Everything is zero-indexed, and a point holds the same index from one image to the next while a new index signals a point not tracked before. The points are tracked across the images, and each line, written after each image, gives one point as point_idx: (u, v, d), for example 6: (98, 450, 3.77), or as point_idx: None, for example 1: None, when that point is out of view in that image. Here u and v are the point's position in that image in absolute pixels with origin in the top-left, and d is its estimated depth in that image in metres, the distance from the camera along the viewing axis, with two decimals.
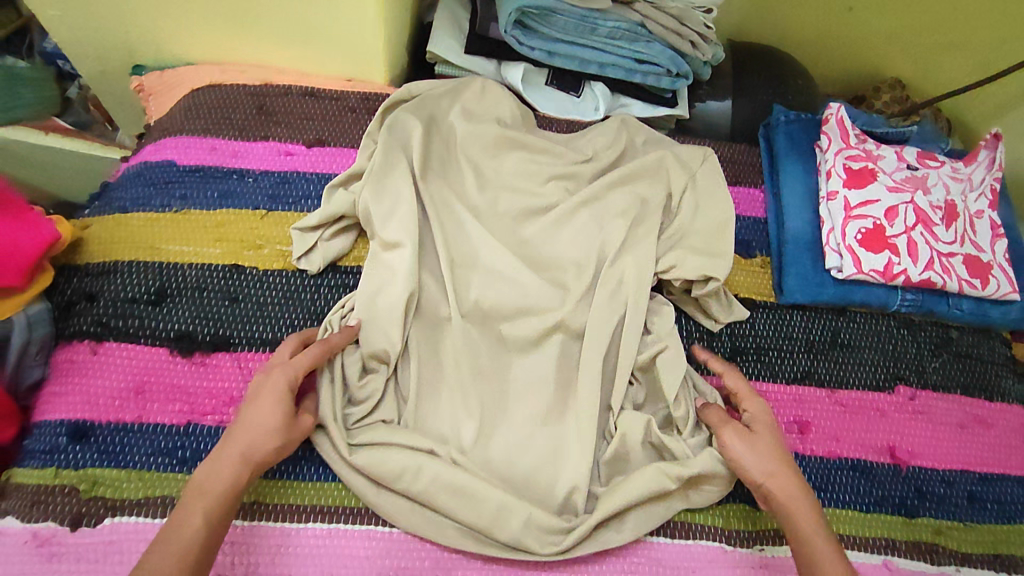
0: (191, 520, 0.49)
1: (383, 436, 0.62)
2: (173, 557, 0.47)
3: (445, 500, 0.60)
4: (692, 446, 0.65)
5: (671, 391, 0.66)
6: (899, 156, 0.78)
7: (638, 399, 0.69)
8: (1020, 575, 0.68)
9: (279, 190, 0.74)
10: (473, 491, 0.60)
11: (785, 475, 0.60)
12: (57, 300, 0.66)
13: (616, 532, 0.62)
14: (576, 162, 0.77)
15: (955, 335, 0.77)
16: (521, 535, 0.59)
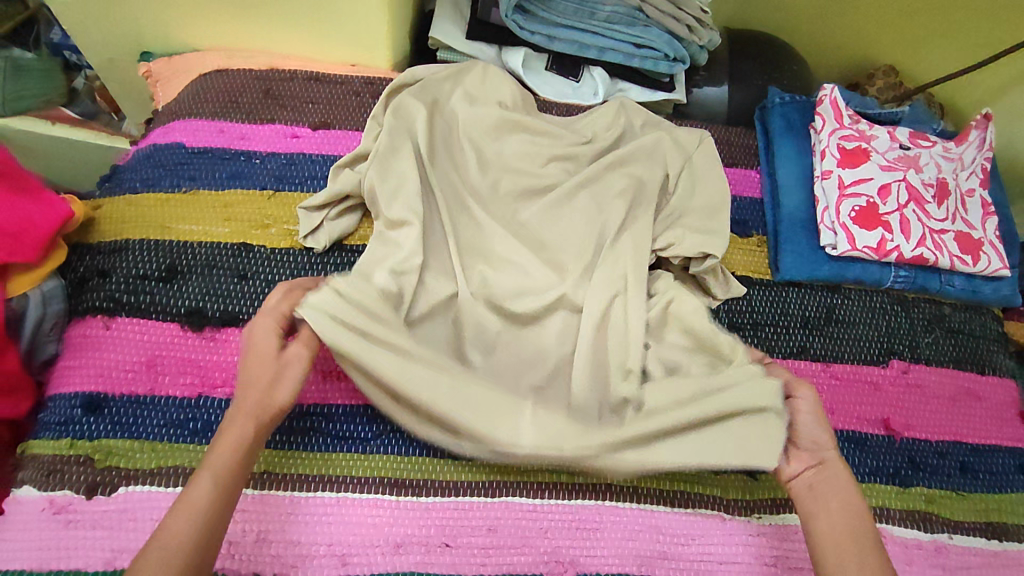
0: (205, 478, 0.49)
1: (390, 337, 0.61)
2: (189, 514, 0.47)
3: (457, 399, 0.59)
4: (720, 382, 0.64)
5: (704, 326, 0.68)
6: (891, 136, 0.80)
7: (670, 357, 0.68)
8: (1011, 542, 0.69)
9: (286, 171, 0.76)
10: (485, 395, 0.60)
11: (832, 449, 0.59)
12: (70, 276, 0.68)
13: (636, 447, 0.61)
14: (575, 144, 0.79)
15: (947, 311, 0.79)
16: (536, 436, 0.59)
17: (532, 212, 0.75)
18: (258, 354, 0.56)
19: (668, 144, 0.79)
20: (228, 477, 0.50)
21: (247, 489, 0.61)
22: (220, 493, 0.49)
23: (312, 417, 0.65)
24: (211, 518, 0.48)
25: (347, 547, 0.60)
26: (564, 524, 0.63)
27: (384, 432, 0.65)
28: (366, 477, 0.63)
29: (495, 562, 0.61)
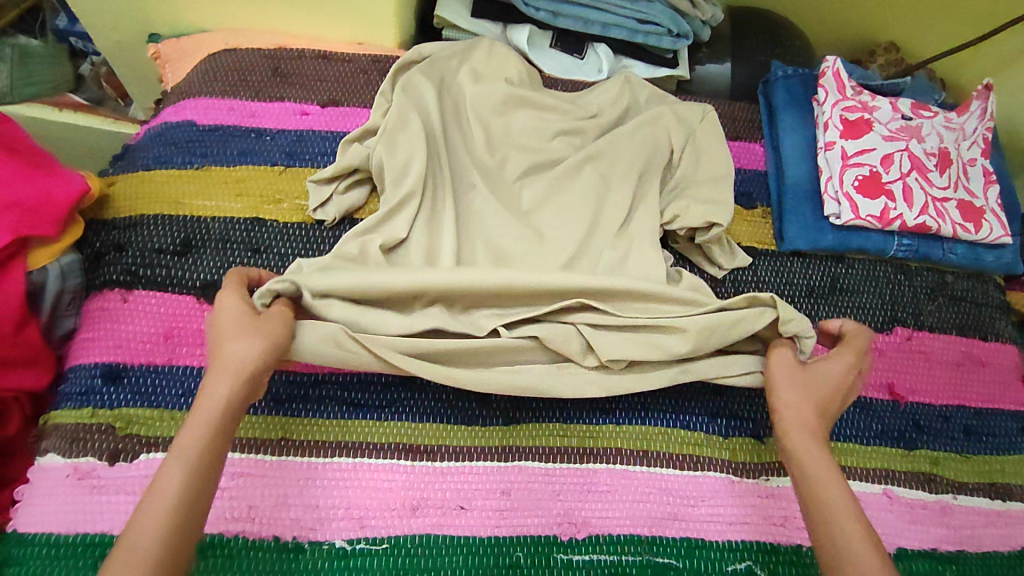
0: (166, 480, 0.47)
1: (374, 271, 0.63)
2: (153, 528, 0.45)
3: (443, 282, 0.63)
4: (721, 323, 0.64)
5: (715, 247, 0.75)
6: (893, 106, 0.81)
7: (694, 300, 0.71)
8: (1015, 502, 0.70)
9: (297, 147, 0.77)
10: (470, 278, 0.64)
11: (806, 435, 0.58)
12: (88, 251, 0.69)
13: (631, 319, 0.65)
14: (581, 118, 0.80)
15: (950, 279, 0.80)
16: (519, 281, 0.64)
17: (539, 184, 0.76)
18: (238, 331, 0.55)
19: (670, 119, 0.80)
20: (200, 468, 0.49)
21: (265, 455, 0.62)
22: (182, 502, 0.47)
23: (327, 385, 0.66)
24: (182, 511, 0.47)
25: (363, 511, 0.61)
26: (577, 486, 0.64)
27: (397, 400, 0.66)
28: (382, 444, 0.64)
29: (509, 523, 0.62)
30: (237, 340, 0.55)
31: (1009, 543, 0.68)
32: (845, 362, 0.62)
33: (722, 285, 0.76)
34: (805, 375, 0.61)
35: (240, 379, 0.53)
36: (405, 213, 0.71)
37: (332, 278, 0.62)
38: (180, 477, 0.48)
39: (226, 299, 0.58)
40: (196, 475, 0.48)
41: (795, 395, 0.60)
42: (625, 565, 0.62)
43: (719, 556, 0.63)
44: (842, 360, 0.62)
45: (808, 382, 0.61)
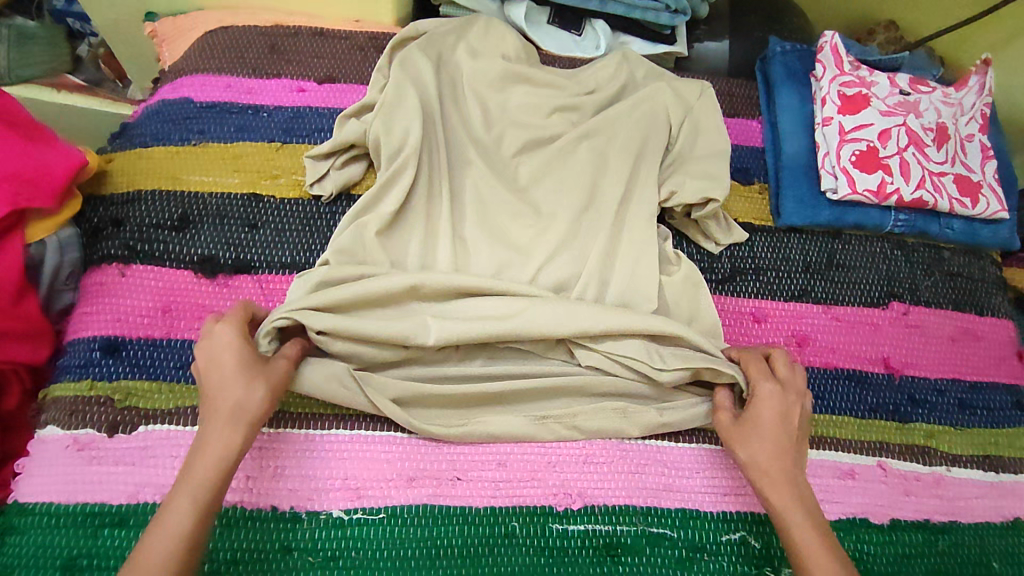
0: (171, 520, 0.49)
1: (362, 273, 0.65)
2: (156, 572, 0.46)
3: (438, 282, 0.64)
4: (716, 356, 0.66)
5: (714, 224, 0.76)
6: (891, 82, 0.81)
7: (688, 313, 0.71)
8: (1009, 474, 0.71)
9: (293, 124, 0.77)
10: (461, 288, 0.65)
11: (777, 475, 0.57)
12: (85, 226, 0.70)
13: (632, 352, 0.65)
14: (579, 94, 0.80)
15: (947, 255, 0.80)
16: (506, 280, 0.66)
17: (537, 161, 0.76)
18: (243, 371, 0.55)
19: (668, 95, 0.80)
20: (205, 512, 0.50)
21: (264, 427, 0.63)
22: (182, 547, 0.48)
23: None
24: (186, 555, 0.48)
25: (361, 482, 0.62)
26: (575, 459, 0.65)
27: None
28: (376, 415, 0.64)
29: (505, 494, 0.63)
30: (243, 385, 0.55)
31: (1002, 514, 0.68)
32: (772, 391, 0.61)
33: (718, 260, 0.76)
34: (748, 425, 0.60)
35: (248, 424, 0.54)
36: (398, 188, 0.70)
37: (330, 318, 0.61)
38: (188, 522, 0.49)
39: (220, 332, 0.57)
40: (202, 519, 0.50)
41: (744, 447, 0.60)
42: (620, 535, 0.62)
43: (714, 527, 0.64)
44: (765, 387, 0.61)
45: (748, 433, 0.60)
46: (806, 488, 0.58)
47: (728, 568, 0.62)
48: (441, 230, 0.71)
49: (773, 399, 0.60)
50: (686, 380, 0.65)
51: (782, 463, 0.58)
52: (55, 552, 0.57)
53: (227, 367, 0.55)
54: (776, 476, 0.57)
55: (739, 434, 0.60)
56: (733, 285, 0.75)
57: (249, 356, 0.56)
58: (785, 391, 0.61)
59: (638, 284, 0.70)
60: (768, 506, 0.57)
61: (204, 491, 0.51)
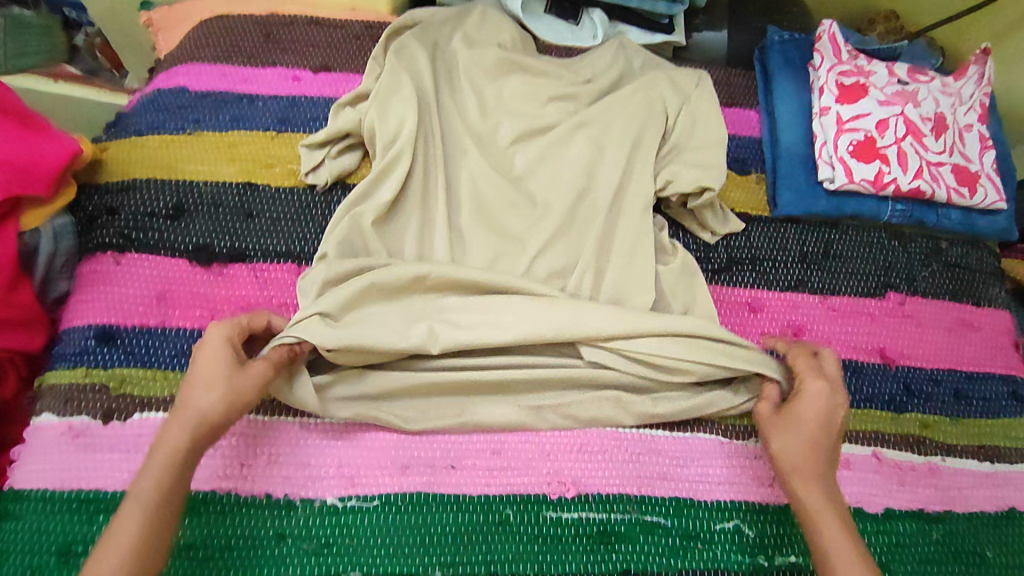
0: (123, 529, 0.47)
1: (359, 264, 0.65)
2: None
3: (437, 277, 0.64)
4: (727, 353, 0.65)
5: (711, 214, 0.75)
6: (890, 71, 0.80)
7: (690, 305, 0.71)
8: (1003, 464, 0.71)
9: (288, 113, 0.76)
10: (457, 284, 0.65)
11: (807, 470, 0.57)
12: (80, 214, 0.70)
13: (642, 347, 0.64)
14: (575, 84, 0.80)
15: (944, 246, 0.80)
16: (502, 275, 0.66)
17: (533, 150, 0.76)
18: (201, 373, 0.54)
19: (665, 84, 0.79)
20: (157, 518, 0.48)
21: (258, 415, 0.63)
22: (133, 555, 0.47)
23: None
24: (141, 558, 0.47)
25: (355, 469, 0.62)
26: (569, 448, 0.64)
27: None
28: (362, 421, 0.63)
29: (500, 482, 0.63)
30: (201, 386, 0.53)
31: (996, 504, 0.68)
32: (822, 387, 0.61)
33: (715, 250, 0.76)
34: (786, 419, 0.61)
35: (203, 430, 0.52)
36: (393, 177, 0.70)
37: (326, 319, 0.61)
38: (136, 529, 0.47)
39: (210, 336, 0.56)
40: (155, 523, 0.48)
41: (777, 438, 0.60)
42: (614, 523, 0.62)
43: (708, 515, 0.64)
44: (815, 382, 0.61)
45: (788, 423, 0.60)
46: (835, 486, 0.58)
47: (721, 556, 0.63)
48: (437, 220, 0.71)
49: (821, 396, 0.61)
50: (694, 373, 0.65)
51: (816, 456, 0.58)
52: (50, 538, 0.57)
53: (200, 370, 0.54)
54: (806, 471, 0.57)
55: (778, 425, 0.61)
56: (729, 275, 0.75)
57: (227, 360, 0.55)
58: (833, 390, 0.61)
59: (634, 273, 0.70)
60: (793, 499, 0.58)
61: (159, 496, 0.49)
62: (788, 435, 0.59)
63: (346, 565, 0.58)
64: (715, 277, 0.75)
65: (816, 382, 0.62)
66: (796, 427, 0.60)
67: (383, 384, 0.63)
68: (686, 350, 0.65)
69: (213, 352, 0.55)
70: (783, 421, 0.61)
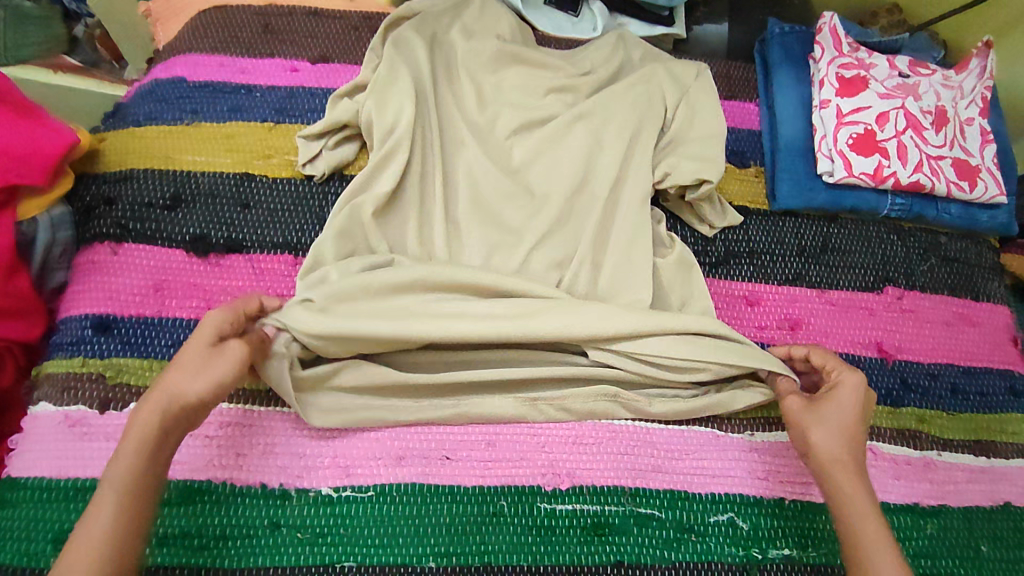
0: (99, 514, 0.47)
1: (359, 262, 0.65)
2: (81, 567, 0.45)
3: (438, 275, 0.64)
4: (724, 351, 0.65)
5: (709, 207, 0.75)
6: (890, 64, 0.80)
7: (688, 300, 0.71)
8: (1000, 459, 0.71)
9: (286, 104, 0.76)
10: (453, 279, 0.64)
11: (847, 465, 0.57)
12: (77, 204, 0.70)
13: (640, 345, 0.65)
14: (574, 75, 0.79)
15: (944, 240, 0.79)
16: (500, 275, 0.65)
17: (531, 142, 0.75)
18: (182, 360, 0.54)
19: (664, 76, 0.79)
20: (133, 497, 0.49)
21: (254, 406, 0.63)
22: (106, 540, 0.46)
23: None
24: (116, 543, 0.47)
25: (350, 459, 0.62)
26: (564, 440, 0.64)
27: None
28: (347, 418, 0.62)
29: (494, 474, 0.63)
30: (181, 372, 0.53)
31: (992, 499, 0.68)
32: (855, 378, 0.61)
33: (713, 244, 0.76)
34: (824, 412, 0.59)
35: (178, 412, 0.52)
36: (392, 169, 0.70)
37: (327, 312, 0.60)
38: (112, 509, 0.47)
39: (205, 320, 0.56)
40: (126, 508, 0.48)
41: (817, 431, 0.58)
42: (608, 515, 0.63)
43: (702, 508, 0.64)
44: (853, 374, 0.61)
45: (824, 415, 0.59)
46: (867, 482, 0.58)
47: (715, 549, 0.63)
48: (435, 212, 0.71)
49: (858, 389, 0.60)
50: (693, 370, 0.66)
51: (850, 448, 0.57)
52: (46, 526, 0.57)
53: (184, 356, 0.54)
54: (846, 466, 0.56)
55: (817, 416, 0.59)
56: (727, 268, 0.74)
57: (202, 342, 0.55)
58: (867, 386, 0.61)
59: (631, 267, 0.70)
60: (829, 494, 0.57)
61: (136, 474, 0.49)
62: (827, 429, 0.58)
63: (339, 555, 0.59)
64: (713, 270, 0.74)
65: (854, 376, 0.61)
66: (834, 421, 0.59)
67: (380, 378, 0.62)
68: (685, 347, 0.65)
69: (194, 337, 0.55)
70: (823, 414, 0.59)
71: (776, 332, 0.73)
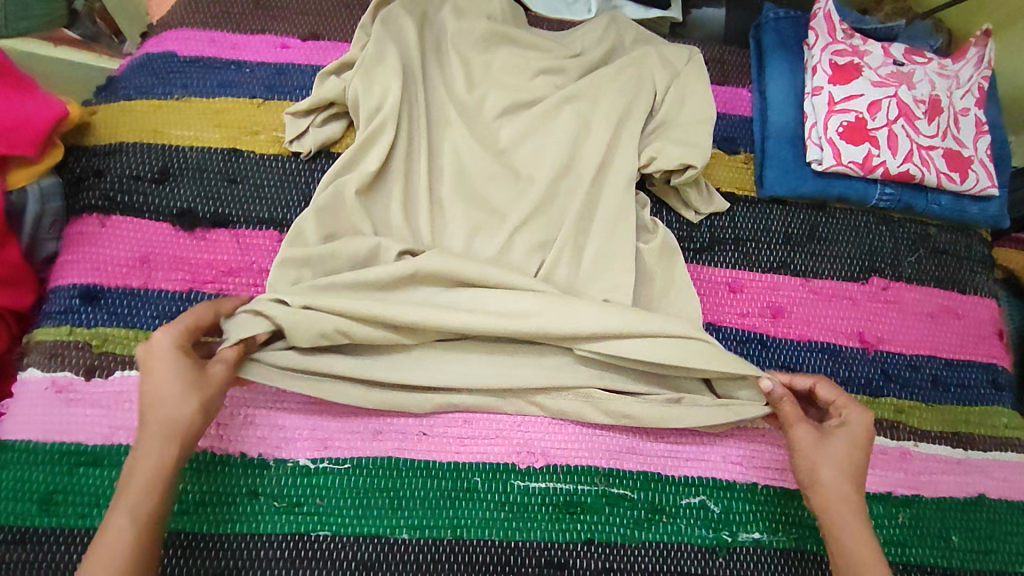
0: (114, 540, 0.49)
1: (344, 242, 0.66)
2: None
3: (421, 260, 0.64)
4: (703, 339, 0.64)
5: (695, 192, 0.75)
6: (885, 51, 0.79)
7: (666, 290, 0.71)
8: (977, 451, 0.71)
9: (275, 81, 0.77)
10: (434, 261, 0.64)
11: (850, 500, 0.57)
12: (68, 176, 0.71)
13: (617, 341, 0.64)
14: (564, 57, 0.79)
15: (933, 232, 0.79)
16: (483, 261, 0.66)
17: (518, 123, 0.75)
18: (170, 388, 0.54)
19: (654, 60, 0.78)
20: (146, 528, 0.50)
21: None
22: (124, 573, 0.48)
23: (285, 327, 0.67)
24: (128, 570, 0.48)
25: (328, 432, 0.63)
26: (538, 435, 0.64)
27: None
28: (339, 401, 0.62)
29: (471, 450, 0.64)
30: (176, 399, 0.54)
31: (966, 490, 0.68)
32: (863, 416, 0.61)
33: (697, 229, 0.76)
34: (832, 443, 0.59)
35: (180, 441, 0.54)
36: (377, 148, 0.70)
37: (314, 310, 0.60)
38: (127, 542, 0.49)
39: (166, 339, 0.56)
40: (142, 535, 0.50)
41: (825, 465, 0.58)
42: (581, 494, 0.63)
43: (674, 490, 0.65)
44: (861, 413, 0.61)
45: (834, 447, 0.59)
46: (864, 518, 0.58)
47: (685, 530, 0.63)
48: (420, 192, 0.71)
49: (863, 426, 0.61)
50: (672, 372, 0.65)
51: (849, 490, 0.57)
52: (33, 487, 0.59)
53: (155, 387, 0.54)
54: (848, 502, 0.57)
55: (823, 452, 0.59)
56: (711, 255, 0.74)
57: (185, 368, 0.55)
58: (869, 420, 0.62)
59: (613, 251, 0.70)
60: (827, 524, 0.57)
61: (140, 505, 0.51)
62: (830, 460, 0.58)
63: (316, 524, 0.60)
64: (697, 258, 0.74)
65: (858, 414, 0.61)
66: (844, 454, 0.59)
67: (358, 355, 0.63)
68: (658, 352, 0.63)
69: (165, 363, 0.55)
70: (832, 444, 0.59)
71: (758, 319, 0.73)
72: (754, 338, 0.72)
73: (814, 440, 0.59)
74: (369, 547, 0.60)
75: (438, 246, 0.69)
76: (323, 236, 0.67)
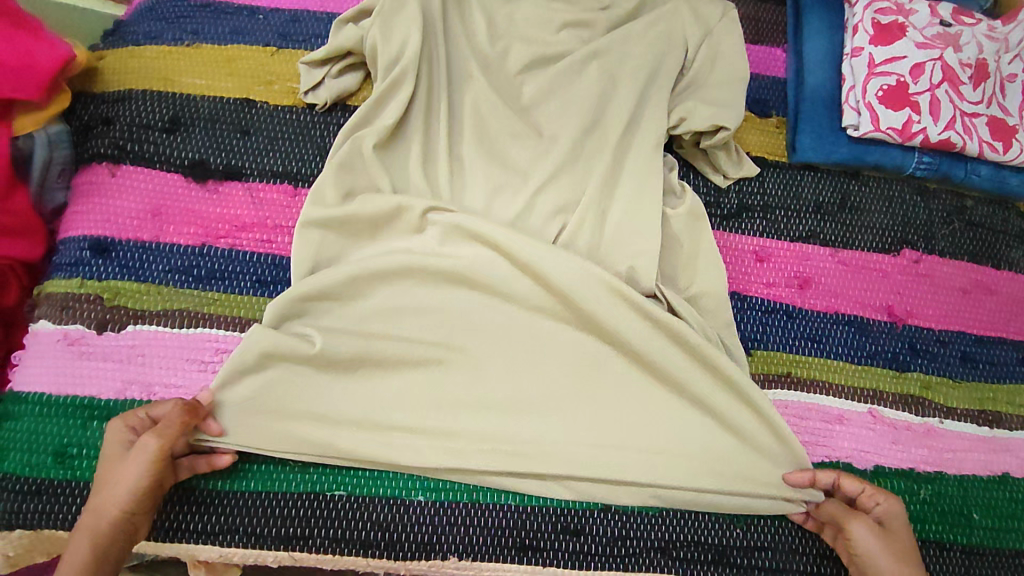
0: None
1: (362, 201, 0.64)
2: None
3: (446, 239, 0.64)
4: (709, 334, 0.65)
5: (720, 154, 0.72)
6: (932, 10, 0.76)
7: (691, 263, 0.69)
8: (1002, 430, 0.69)
9: (290, 28, 0.73)
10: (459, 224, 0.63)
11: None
12: (75, 123, 0.68)
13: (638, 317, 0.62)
14: (591, 9, 0.75)
15: (969, 205, 0.75)
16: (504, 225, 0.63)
17: (542, 79, 0.72)
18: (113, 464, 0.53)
19: (687, 16, 0.74)
20: (103, 544, 0.51)
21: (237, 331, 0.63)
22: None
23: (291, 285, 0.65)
24: None
25: None
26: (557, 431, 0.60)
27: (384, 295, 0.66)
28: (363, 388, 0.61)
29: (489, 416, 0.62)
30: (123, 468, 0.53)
31: (989, 468, 0.67)
32: (895, 498, 0.60)
33: (726, 194, 0.73)
34: (892, 538, 0.58)
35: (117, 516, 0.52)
36: (396, 101, 0.67)
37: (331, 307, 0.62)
38: (86, 548, 0.51)
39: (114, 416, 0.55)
40: None
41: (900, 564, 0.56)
42: None
43: None
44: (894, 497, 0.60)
45: (895, 544, 0.57)
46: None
47: None
48: (438, 151, 0.68)
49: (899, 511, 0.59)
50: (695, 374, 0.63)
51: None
52: (47, 439, 0.58)
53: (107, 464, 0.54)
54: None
55: (890, 551, 0.57)
56: (738, 222, 0.72)
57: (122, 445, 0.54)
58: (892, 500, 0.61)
59: (639, 213, 0.67)
60: None
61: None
62: (901, 554, 0.57)
63: (330, 484, 0.60)
64: (723, 226, 0.72)
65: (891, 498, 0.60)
66: (905, 545, 0.57)
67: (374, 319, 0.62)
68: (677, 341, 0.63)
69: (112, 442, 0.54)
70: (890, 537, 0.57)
71: (785, 290, 0.70)
72: (780, 309, 0.70)
73: (875, 536, 0.57)
74: (385, 508, 0.59)
75: (456, 204, 0.66)
76: (341, 193, 0.65)
